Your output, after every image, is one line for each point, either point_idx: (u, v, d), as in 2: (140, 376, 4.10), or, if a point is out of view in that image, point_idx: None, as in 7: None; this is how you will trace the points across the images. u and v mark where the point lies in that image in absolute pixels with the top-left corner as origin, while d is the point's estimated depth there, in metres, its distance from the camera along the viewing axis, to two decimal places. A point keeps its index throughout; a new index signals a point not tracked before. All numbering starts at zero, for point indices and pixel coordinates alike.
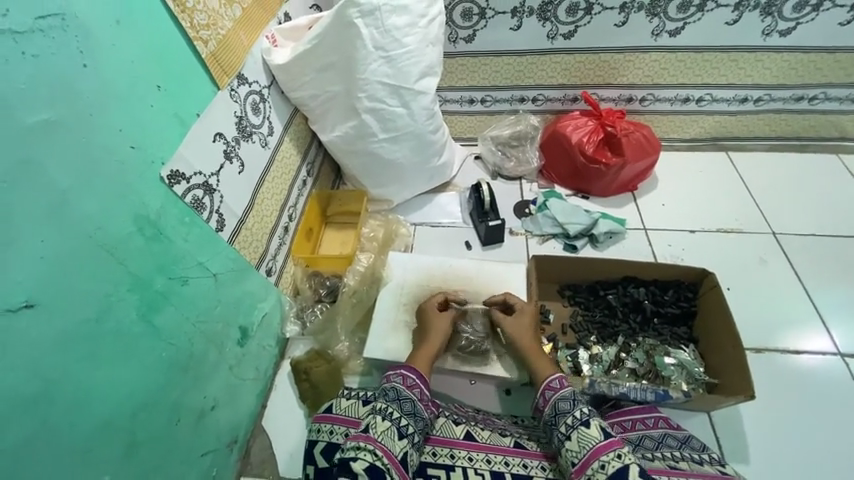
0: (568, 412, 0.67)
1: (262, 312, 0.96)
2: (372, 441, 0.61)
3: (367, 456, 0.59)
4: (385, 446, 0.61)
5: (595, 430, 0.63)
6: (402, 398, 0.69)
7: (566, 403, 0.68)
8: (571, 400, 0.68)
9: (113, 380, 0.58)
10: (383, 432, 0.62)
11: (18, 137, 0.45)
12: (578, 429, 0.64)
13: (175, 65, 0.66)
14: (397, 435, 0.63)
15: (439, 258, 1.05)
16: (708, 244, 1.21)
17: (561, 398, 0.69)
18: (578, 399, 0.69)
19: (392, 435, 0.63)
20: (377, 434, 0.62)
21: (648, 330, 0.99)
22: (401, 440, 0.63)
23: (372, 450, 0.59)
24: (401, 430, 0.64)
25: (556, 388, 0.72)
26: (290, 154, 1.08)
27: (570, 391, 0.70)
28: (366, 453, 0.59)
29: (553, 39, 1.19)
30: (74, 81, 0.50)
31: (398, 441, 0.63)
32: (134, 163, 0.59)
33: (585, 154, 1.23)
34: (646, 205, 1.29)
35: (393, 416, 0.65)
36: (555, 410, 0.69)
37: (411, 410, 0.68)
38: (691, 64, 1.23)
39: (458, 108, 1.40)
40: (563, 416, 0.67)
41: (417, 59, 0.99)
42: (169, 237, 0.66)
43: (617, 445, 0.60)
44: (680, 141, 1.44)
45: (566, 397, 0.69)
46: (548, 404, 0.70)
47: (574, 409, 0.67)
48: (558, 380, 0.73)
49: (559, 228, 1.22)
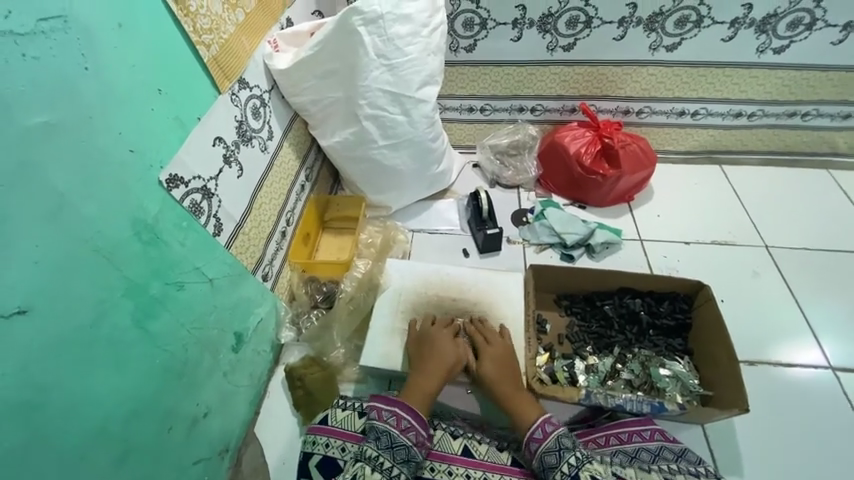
0: (556, 465, 0.67)
1: (257, 318, 0.95)
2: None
3: None
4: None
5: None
6: (395, 445, 0.68)
7: (552, 457, 0.68)
8: (556, 452, 0.68)
9: (106, 387, 0.57)
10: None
11: (17, 139, 0.44)
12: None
13: (176, 70, 0.66)
14: None
15: (437, 267, 1.04)
16: (702, 256, 1.22)
17: (546, 451, 0.68)
18: (563, 448, 0.68)
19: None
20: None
21: (644, 342, 1.00)
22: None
23: None
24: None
25: (540, 438, 0.70)
26: (289, 158, 1.07)
27: (555, 440, 0.69)
28: None
29: (553, 51, 1.20)
30: (74, 83, 0.50)
31: None
32: (133, 167, 0.58)
33: (583, 165, 1.24)
34: (642, 216, 1.31)
35: (383, 466, 0.65)
36: (543, 463, 0.68)
37: (405, 457, 0.67)
38: (687, 78, 1.25)
39: (458, 116, 1.41)
40: (551, 471, 0.67)
41: (419, 67, 1.00)
42: (166, 241, 0.65)
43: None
44: (676, 154, 1.46)
45: (550, 448, 0.68)
46: (536, 457, 0.69)
47: (562, 462, 0.66)
48: (540, 429, 0.71)
49: (557, 237, 1.23)
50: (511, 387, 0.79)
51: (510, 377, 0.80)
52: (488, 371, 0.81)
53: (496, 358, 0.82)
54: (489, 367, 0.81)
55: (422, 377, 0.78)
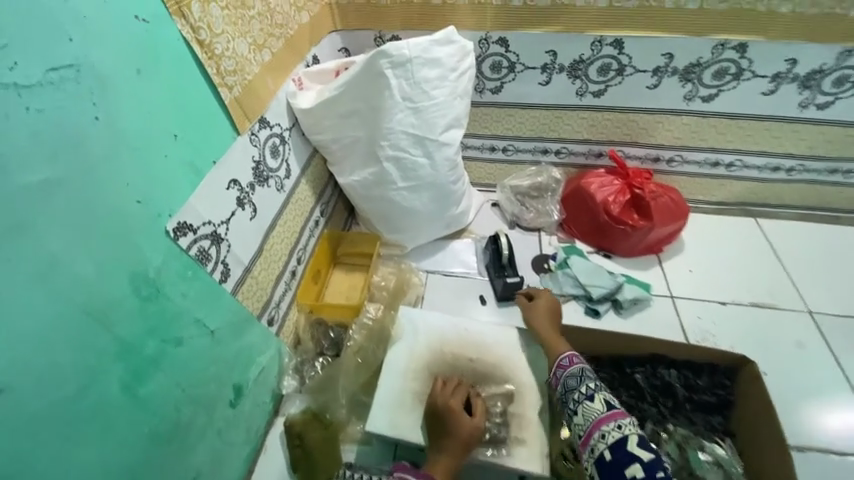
0: (575, 387, 0.75)
1: (259, 366, 0.89)
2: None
3: None
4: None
5: (598, 404, 0.71)
6: None
7: (573, 380, 0.76)
8: (577, 376, 0.76)
9: (86, 464, 0.51)
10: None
11: (9, 199, 0.40)
12: (583, 404, 0.72)
13: (194, 113, 0.63)
14: None
15: (452, 320, 0.97)
16: (738, 319, 1.13)
17: (569, 375, 0.77)
18: (584, 375, 0.76)
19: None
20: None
21: (679, 417, 0.93)
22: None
23: None
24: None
25: (565, 366, 0.79)
26: (305, 196, 1.04)
27: (579, 368, 0.77)
28: None
29: (582, 96, 1.17)
30: (83, 135, 0.46)
31: None
32: (139, 218, 0.54)
33: (610, 213, 1.18)
34: (671, 270, 1.23)
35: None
36: (565, 386, 0.77)
37: None
38: (723, 129, 1.19)
39: (479, 154, 1.37)
40: (571, 391, 0.75)
41: (445, 111, 0.96)
42: (167, 294, 0.60)
43: (619, 416, 0.68)
44: (707, 204, 1.39)
45: (574, 374, 0.77)
46: (559, 382, 0.78)
47: (581, 385, 0.75)
48: (567, 359, 0.80)
49: (581, 289, 1.16)
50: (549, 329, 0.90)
51: (550, 323, 0.91)
52: (537, 306, 0.95)
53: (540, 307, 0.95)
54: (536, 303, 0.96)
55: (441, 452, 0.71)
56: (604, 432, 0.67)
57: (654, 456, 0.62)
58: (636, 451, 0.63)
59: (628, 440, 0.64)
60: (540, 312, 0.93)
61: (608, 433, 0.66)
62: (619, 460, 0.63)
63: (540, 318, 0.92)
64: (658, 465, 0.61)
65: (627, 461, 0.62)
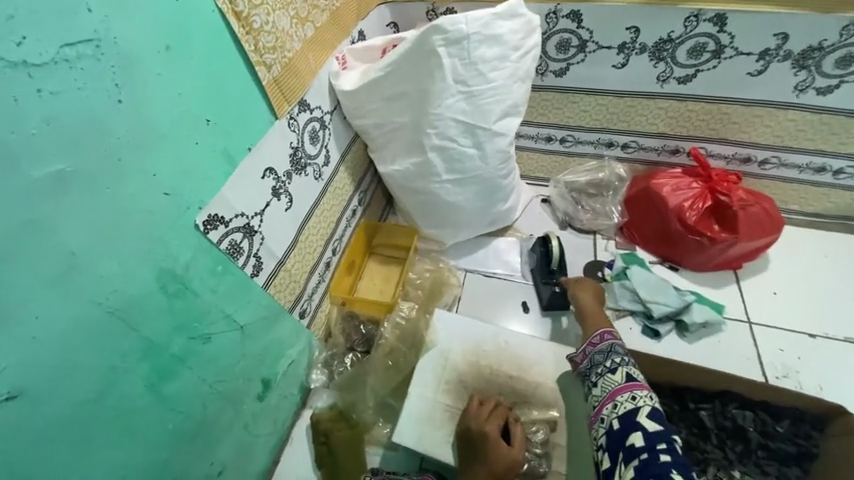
0: (601, 362, 0.70)
1: (289, 360, 0.86)
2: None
3: None
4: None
5: (618, 376, 0.66)
6: None
7: (599, 355, 0.71)
8: (604, 351, 0.71)
9: (108, 464, 0.49)
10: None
11: (22, 194, 0.36)
12: (604, 376, 0.68)
13: (229, 95, 0.57)
14: None
15: (493, 329, 0.89)
16: (833, 357, 0.96)
17: (596, 350, 0.72)
18: (611, 349, 0.71)
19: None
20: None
21: (748, 465, 0.79)
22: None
23: None
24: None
25: (594, 340, 0.74)
26: (343, 183, 0.98)
27: (608, 343, 0.72)
28: None
29: (663, 82, 1.00)
30: (105, 121, 0.42)
31: None
32: (166, 212, 0.50)
33: (684, 221, 1.02)
34: (751, 291, 1.06)
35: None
36: (591, 361, 0.72)
37: None
38: (840, 129, 0.98)
39: (532, 144, 1.24)
40: (595, 366, 0.71)
41: (501, 97, 0.85)
42: (195, 291, 0.57)
43: (637, 388, 0.63)
44: (801, 215, 1.18)
45: (601, 348, 0.72)
46: (585, 357, 0.74)
47: (606, 359, 0.70)
48: (597, 335, 0.74)
49: (640, 304, 1.03)
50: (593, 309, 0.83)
51: (595, 304, 0.85)
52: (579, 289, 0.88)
53: (586, 286, 0.89)
54: (582, 280, 0.90)
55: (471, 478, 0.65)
56: (616, 403, 0.63)
57: (664, 428, 0.57)
58: (644, 422, 0.58)
59: (637, 411, 0.60)
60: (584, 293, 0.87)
61: (621, 404, 0.62)
62: (624, 429, 0.59)
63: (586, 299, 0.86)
64: (667, 437, 0.56)
65: (632, 431, 0.58)
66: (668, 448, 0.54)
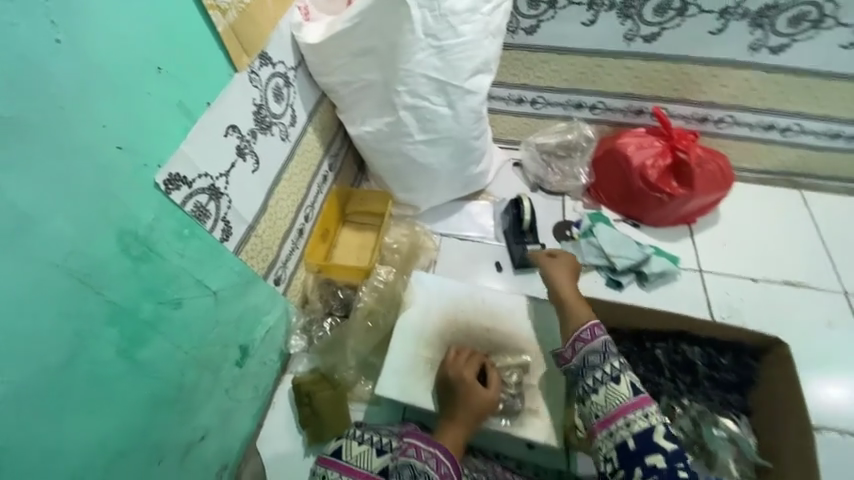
0: (598, 366, 0.66)
1: (265, 326, 0.85)
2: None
3: None
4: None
5: (624, 387, 0.63)
6: None
7: (596, 357, 0.67)
8: (601, 353, 0.66)
9: (84, 432, 0.48)
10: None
11: None
12: (606, 385, 0.64)
13: (182, 42, 0.53)
14: None
15: (470, 287, 0.92)
16: (768, 297, 1.07)
17: (591, 351, 0.67)
18: (609, 352, 0.66)
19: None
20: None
21: (696, 394, 0.90)
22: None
23: None
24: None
25: (586, 339, 0.69)
26: (312, 146, 0.94)
27: (601, 342, 0.67)
28: None
29: (630, 41, 1.01)
30: (41, 61, 0.38)
31: None
32: (121, 168, 0.47)
33: (646, 179, 1.08)
34: (704, 243, 1.15)
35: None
36: (584, 362, 0.68)
37: None
38: (786, 88, 1.05)
39: (504, 107, 1.23)
40: (591, 369, 0.66)
41: (472, 53, 0.83)
42: (161, 254, 0.54)
43: (646, 403, 0.61)
44: (750, 172, 1.26)
45: (596, 350, 0.67)
46: (577, 356, 0.69)
47: (605, 363, 0.65)
48: (588, 331, 0.69)
49: (604, 259, 1.09)
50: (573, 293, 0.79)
51: (572, 285, 0.81)
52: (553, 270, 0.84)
53: (562, 266, 0.85)
54: (556, 257, 0.87)
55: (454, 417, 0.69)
56: (629, 421, 0.60)
57: (679, 446, 0.58)
58: (661, 442, 0.58)
59: (654, 431, 0.58)
60: (558, 270, 0.83)
61: (635, 422, 0.60)
62: (641, 450, 0.58)
63: (563, 281, 0.81)
64: (681, 456, 0.57)
65: (650, 451, 0.57)
66: (686, 467, 0.56)
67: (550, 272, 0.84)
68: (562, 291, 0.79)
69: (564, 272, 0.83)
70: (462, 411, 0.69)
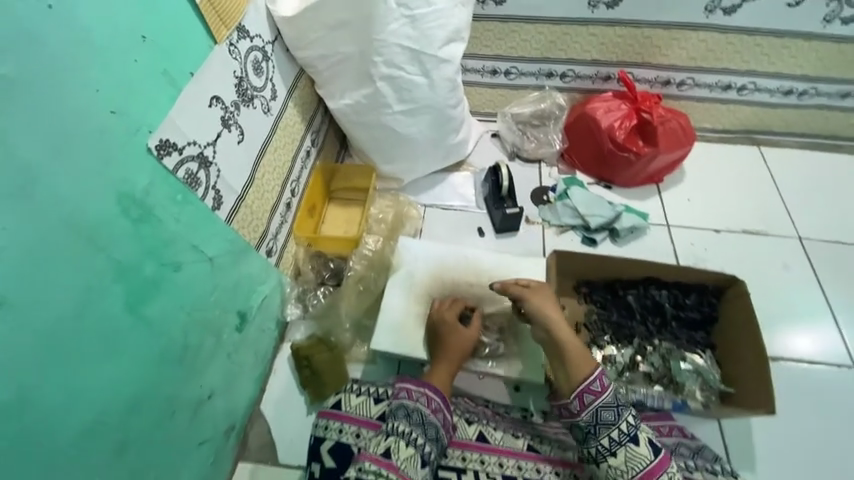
0: (612, 423, 0.64)
1: (261, 294, 0.89)
2: (395, 468, 0.62)
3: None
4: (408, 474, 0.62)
5: (643, 448, 0.62)
6: (426, 422, 0.70)
7: (610, 414, 0.65)
8: (614, 409, 0.65)
9: (98, 381, 0.52)
10: (406, 459, 0.63)
11: None
12: (625, 446, 0.62)
13: (165, 12, 0.55)
14: (420, 462, 0.65)
15: (454, 249, 0.98)
16: (730, 245, 1.16)
17: (604, 406, 0.65)
18: (621, 406, 0.65)
19: (416, 462, 0.64)
20: (400, 461, 0.63)
21: (665, 333, 0.97)
22: (422, 468, 0.65)
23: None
24: (424, 457, 0.66)
25: (597, 392, 0.66)
26: (294, 121, 0.96)
27: (613, 396, 0.66)
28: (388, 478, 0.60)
29: (595, 8, 1.07)
30: (35, 27, 0.41)
31: (420, 469, 0.64)
32: (115, 132, 0.50)
33: (615, 140, 1.14)
34: (671, 200, 1.23)
35: (417, 442, 0.66)
36: (597, 418, 0.65)
37: (434, 435, 0.69)
38: (740, 48, 1.12)
39: (479, 79, 1.27)
40: (606, 427, 0.64)
41: (444, 21, 0.87)
42: (158, 217, 0.58)
43: (665, 462, 0.61)
44: (712, 132, 1.34)
45: (610, 405, 0.65)
46: (590, 412, 0.66)
47: (621, 421, 0.64)
48: (597, 382, 0.67)
49: (579, 219, 1.16)
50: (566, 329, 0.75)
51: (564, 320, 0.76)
52: (538, 307, 0.77)
53: (547, 298, 0.79)
54: (539, 291, 0.80)
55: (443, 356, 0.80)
56: None
57: None
58: None
59: None
60: (546, 304, 0.78)
61: None
62: None
63: (554, 314, 0.76)
64: None
65: None
66: None
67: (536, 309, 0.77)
68: (558, 335, 0.74)
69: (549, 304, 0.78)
70: (446, 355, 0.80)
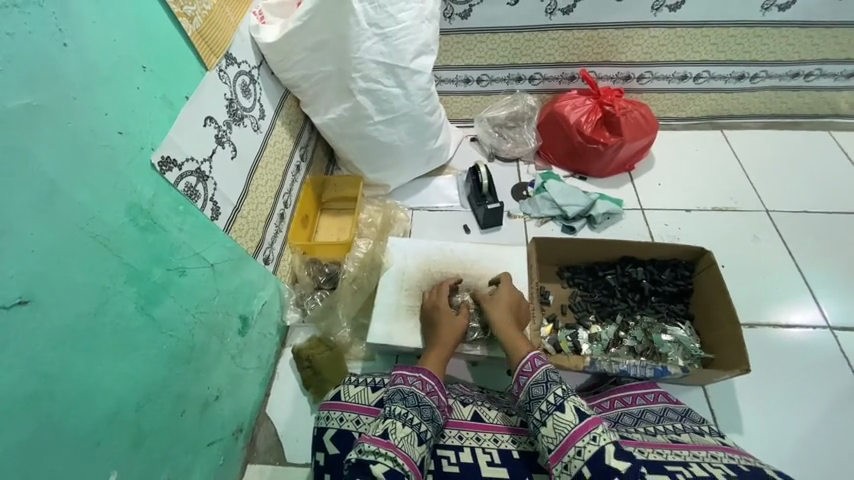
0: (542, 397, 0.65)
1: (261, 301, 0.94)
2: (393, 447, 0.60)
3: (387, 461, 0.58)
4: (406, 453, 0.60)
5: (570, 414, 0.61)
6: (422, 403, 0.67)
7: (539, 389, 0.66)
8: (544, 384, 0.67)
9: (116, 375, 0.57)
10: (404, 439, 0.61)
11: (6, 124, 0.44)
12: (553, 415, 0.62)
13: (162, 47, 0.63)
14: (417, 440, 0.62)
15: (439, 243, 1.06)
16: (702, 223, 1.23)
17: (534, 383, 0.67)
18: (550, 381, 0.67)
19: (413, 441, 0.62)
20: (398, 441, 0.60)
21: (646, 308, 1.03)
22: (420, 446, 0.63)
23: (393, 456, 0.59)
24: (421, 436, 0.63)
25: (529, 372, 0.69)
26: (283, 138, 1.04)
27: (543, 373, 0.68)
28: (387, 458, 0.58)
29: (552, 15, 1.17)
30: (55, 62, 0.49)
31: (417, 447, 0.62)
32: (123, 150, 0.57)
33: (583, 133, 1.22)
34: (643, 185, 1.30)
35: (413, 422, 0.64)
36: (530, 395, 0.67)
37: (431, 416, 0.66)
38: (690, 40, 1.22)
39: (454, 88, 1.36)
40: (537, 401, 0.65)
41: (413, 36, 0.96)
42: (163, 226, 0.64)
43: (592, 426, 0.59)
44: (677, 120, 1.43)
45: (539, 380, 0.67)
46: (522, 389, 0.68)
47: (548, 393, 0.65)
48: (529, 364, 0.70)
49: (557, 210, 1.22)
50: (509, 327, 0.81)
51: (510, 319, 0.82)
52: (492, 303, 0.86)
53: (501, 302, 0.86)
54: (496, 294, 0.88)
55: (441, 342, 0.81)
56: (580, 448, 0.58)
57: (632, 466, 0.55)
58: (614, 463, 0.55)
59: (605, 453, 0.56)
60: (498, 305, 0.85)
61: (585, 448, 0.58)
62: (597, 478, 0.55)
63: (498, 313, 0.83)
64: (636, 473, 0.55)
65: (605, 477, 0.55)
66: None
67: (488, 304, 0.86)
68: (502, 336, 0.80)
69: (502, 306, 0.85)
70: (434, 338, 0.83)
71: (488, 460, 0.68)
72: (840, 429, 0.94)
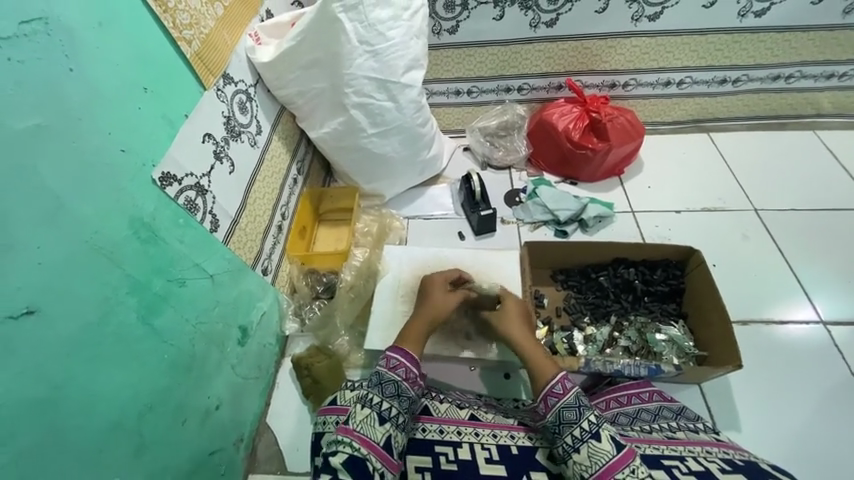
0: (574, 422, 0.63)
1: (260, 311, 0.96)
2: (350, 432, 0.62)
3: (346, 448, 0.60)
4: (365, 435, 0.62)
5: (606, 443, 0.60)
6: (384, 380, 0.69)
7: (571, 413, 0.64)
8: (576, 408, 0.65)
9: (118, 384, 0.59)
10: (363, 421, 0.64)
11: (17, 145, 0.47)
12: (587, 443, 0.61)
13: (162, 69, 0.67)
14: (377, 420, 0.64)
15: (433, 250, 1.08)
16: (693, 223, 1.25)
17: (565, 406, 0.65)
18: (582, 405, 0.65)
19: (372, 421, 0.64)
20: (355, 425, 0.63)
21: (639, 308, 1.05)
22: (382, 425, 0.64)
23: (351, 442, 0.61)
24: (382, 414, 0.65)
25: (559, 393, 0.67)
26: (280, 152, 1.07)
27: (574, 397, 0.66)
28: (345, 445, 0.61)
29: (536, 28, 1.22)
30: (62, 85, 0.52)
31: (379, 427, 0.64)
32: (125, 166, 0.60)
33: (572, 140, 1.25)
34: (633, 188, 1.33)
35: (372, 402, 0.66)
36: (560, 418, 0.65)
37: (394, 391, 0.68)
38: (670, 48, 1.26)
39: (445, 100, 1.40)
40: (568, 426, 0.64)
41: (402, 52, 1.00)
42: (164, 239, 0.67)
43: (630, 458, 0.58)
44: (663, 125, 1.47)
45: (571, 404, 0.65)
46: (552, 410, 0.66)
47: (582, 419, 0.63)
48: (560, 384, 0.68)
49: (550, 214, 1.25)
50: (532, 343, 0.79)
51: (528, 333, 0.81)
52: (506, 317, 0.84)
53: (512, 315, 0.84)
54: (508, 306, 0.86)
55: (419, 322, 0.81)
56: None
57: None
58: None
59: None
60: (514, 320, 0.83)
61: None
62: None
63: (517, 329, 0.81)
64: None
65: None
66: None
67: (502, 319, 0.84)
68: (529, 352, 0.77)
69: (516, 321, 0.83)
70: (424, 316, 0.82)
71: (487, 457, 0.68)
72: (840, 426, 0.94)
